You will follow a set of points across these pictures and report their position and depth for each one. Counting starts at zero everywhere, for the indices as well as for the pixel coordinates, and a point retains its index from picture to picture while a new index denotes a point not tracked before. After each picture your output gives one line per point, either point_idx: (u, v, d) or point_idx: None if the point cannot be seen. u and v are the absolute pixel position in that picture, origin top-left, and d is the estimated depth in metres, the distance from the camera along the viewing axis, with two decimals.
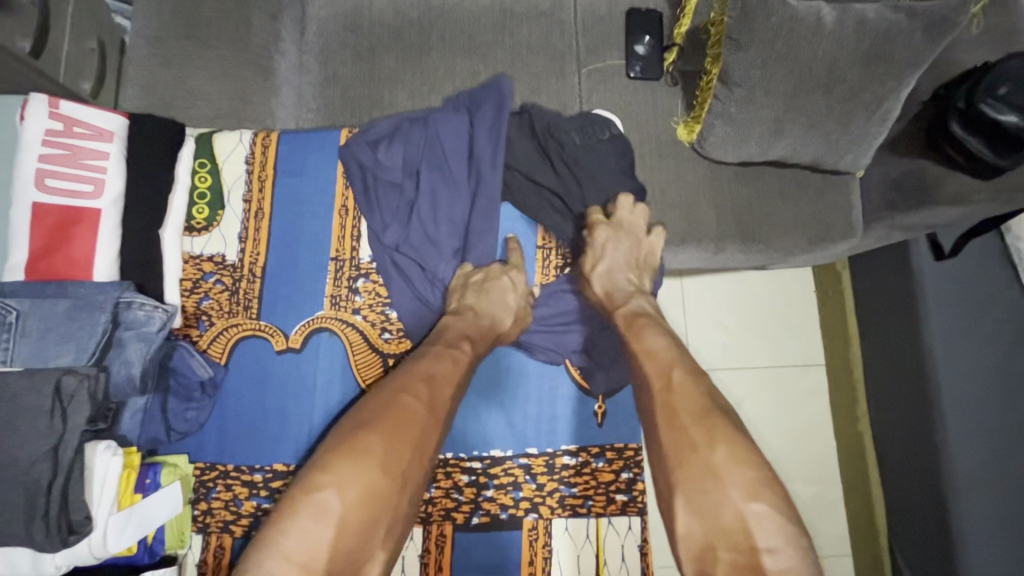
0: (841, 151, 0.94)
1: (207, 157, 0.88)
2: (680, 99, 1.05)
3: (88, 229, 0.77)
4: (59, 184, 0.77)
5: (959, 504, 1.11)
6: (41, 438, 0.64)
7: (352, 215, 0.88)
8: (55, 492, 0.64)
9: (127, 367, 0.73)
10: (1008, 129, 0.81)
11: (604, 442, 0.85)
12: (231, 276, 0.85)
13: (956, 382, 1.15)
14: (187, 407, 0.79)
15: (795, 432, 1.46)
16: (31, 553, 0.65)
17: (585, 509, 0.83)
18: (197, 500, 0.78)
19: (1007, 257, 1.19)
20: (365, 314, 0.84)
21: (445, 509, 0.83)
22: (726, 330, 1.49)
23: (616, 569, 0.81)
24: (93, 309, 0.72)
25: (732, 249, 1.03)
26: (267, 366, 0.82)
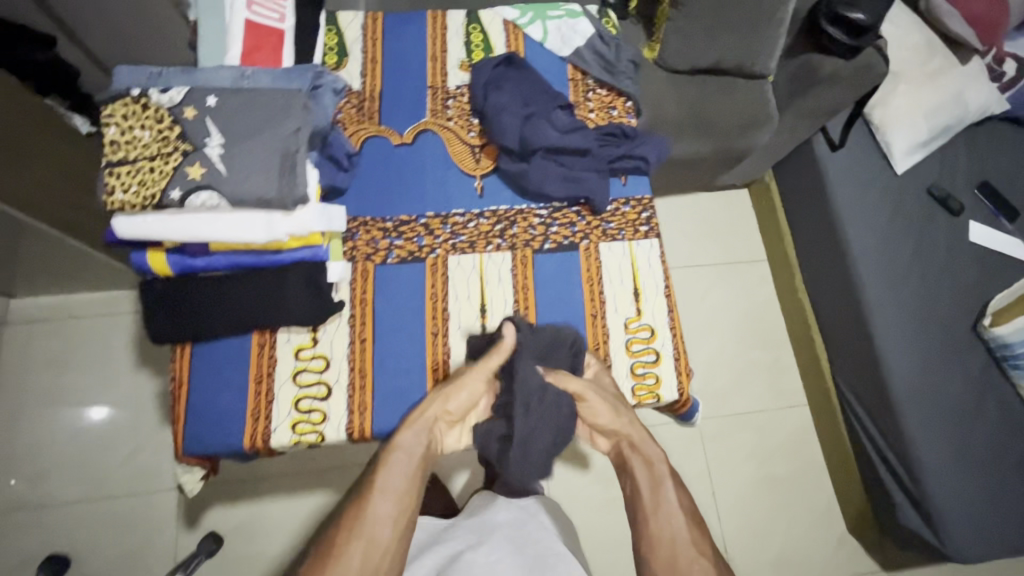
0: (755, 53, 1.37)
1: (334, 24, 1.07)
2: (643, 31, 1.46)
3: (278, 38, 0.92)
4: (259, 5, 0.92)
5: (874, 321, 1.52)
6: (284, 124, 0.77)
7: (438, 55, 1.07)
8: (292, 161, 0.76)
9: (325, 111, 0.85)
10: (858, 23, 1.25)
11: (629, 196, 1.06)
12: (357, 99, 1.04)
13: (859, 236, 1.58)
14: (338, 172, 0.95)
15: (753, 310, 1.82)
16: (265, 219, 0.77)
17: (620, 237, 1.03)
18: (345, 240, 0.98)
19: (879, 149, 1.64)
20: (456, 121, 1.04)
21: (525, 240, 1.01)
22: (689, 237, 1.87)
23: (646, 271, 1.02)
24: (301, 70, 0.85)
25: (690, 135, 1.42)
26: (390, 155, 1.01)
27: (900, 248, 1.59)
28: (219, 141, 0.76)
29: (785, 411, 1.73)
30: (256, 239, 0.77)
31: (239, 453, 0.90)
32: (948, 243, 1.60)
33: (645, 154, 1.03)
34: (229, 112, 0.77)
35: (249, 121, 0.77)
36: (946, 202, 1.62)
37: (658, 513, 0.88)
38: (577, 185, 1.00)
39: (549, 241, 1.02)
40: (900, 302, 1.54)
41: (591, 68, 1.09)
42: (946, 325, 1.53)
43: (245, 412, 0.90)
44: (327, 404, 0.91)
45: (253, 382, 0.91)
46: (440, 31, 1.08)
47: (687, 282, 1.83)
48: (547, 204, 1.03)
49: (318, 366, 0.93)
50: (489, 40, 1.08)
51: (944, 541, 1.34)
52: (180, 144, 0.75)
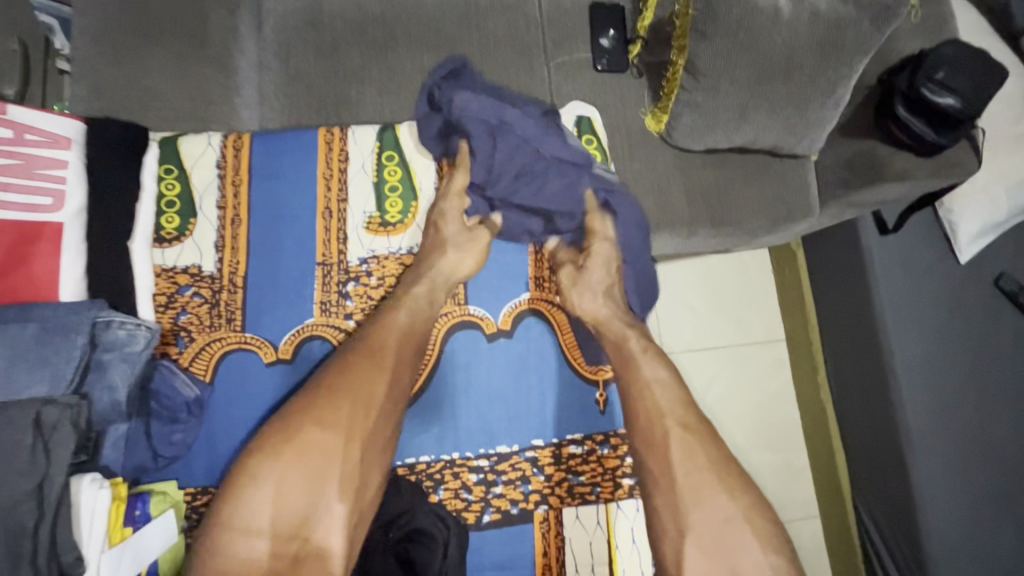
0: (796, 138, 1.01)
1: (173, 164, 0.97)
2: (646, 90, 1.09)
3: (50, 244, 0.83)
4: (13, 196, 0.82)
5: (912, 453, 1.26)
6: (25, 477, 0.68)
7: (336, 218, 0.97)
8: (41, 535, 0.68)
9: (111, 392, 0.80)
10: (947, 110, 0.88)
11: (605, 430, 0.94)
12: (209, 288, 0.93)
13: (906, 343, 1.27)
14: (173, 428, 0.87)
15: (765, 404, 1.55)
16: None
17: (594, 496, 0.92)
18: (191, 527, 0.86)
19: (941, 230, 1.29)
20: (357, 318, 0.94)
21: (456, 509, 0.89)
22: (695, 314, 1.55)
23: (627, 553, 0.91)
24: (67, 333, 0.77)
25: (703, 234, 1.08)
26: (260, 380, 0.91)
27: (953, 359, 1.28)
28: None
29: (792, 524, 1.50)
30: None
31: None
32: (1012, 349, 1.29)
33: (633, 252, 1.01)
34: None
35: None
36: (1018, 298, 1.28)
37: (642, 398, 0.92)
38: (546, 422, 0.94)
39: (491, 511, 0.90)
40: (947, 428, 1.26)
41: (551, 144, 0.99)
42: (1001, 457, 1.25)
43: None
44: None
45: None
46: (337, 166, 0.98)
47: (689, 370, 1.53)
48: (491, 452, 0.92)
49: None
50: (409, 179, 0.99)
51: None
52: None
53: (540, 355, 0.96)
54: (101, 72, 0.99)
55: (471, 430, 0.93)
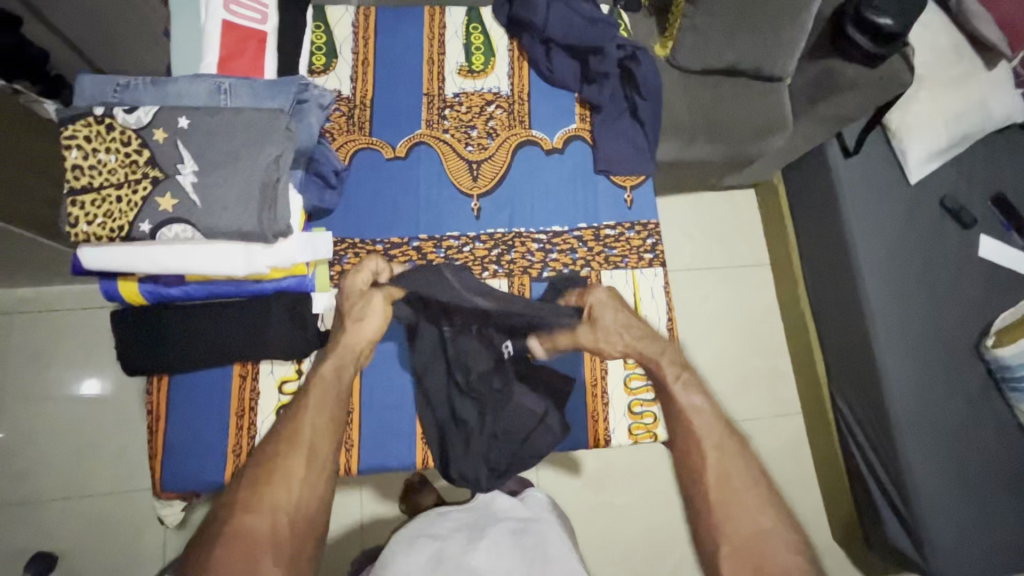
0: (775, 58, 1.29)
1: (322, 21, 1.22)
2: (654, 25, 1.39)
3: (260, 45, 1.01)
4: (237, 8, 1.01)
5: (875, 337, 1.49)
6: (270, 148, 0.84)
7: (437, 63, 1.24)
8: (279, 189, 0.85)
9: (309, 127, 0.96)
10: (884, 28, 1.16)
11: (635, 219, 1.19)
12: (347, 105, 1.20)
13: (868, 246, 1.53)
14: (325, 192, 1.10)
15: (755, 315, 1.80)
16: (247, 251, 0.86)
17: (623, 264, 1.16)
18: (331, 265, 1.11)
19: (894, 158, 1.58)
20: (452, 133, 1.20)
21: (523, 267, 1.15)
22: (693, 238, 1.82)
23: (649, 302, 1.15)
24: (287, 85, 0.93)
25: (701, 142, 1.35)
26: (381, 168, 1.17)
27: (908, 261, 1.54)
28: (192, 169, 0.82)
29: (778, 419, 1.73)
30: (236, 270, 0.86)
31: (216, 486, 1.01)
32: (956, 257, 1.55)
33: (650, 102, 1.21)
34: (204, 131, 0.84)
35: (242, 133, 0.85)
36: (959, 216, 1.56)
37: (684, 420, 0.94)
38: (591, 214, 1.19)
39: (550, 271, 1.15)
40: (904, 315, 1.51)
41: (586, 9, 1.17)
42: (948, 343, 1.50)
43: (226, 449, 1.01)
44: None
45: (236, 416, 1.02)
46: (437, 31, 1.25)
47: (689, 284, 1.79)
48: (548, 229, 1.17)
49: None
50: (490, 44, 1.25)
51: (928, 560, 1.35)
52: (149, 170, 0.82)
53: (585, 167, 1.21)
54: None
55: (534, 213, 1.18)
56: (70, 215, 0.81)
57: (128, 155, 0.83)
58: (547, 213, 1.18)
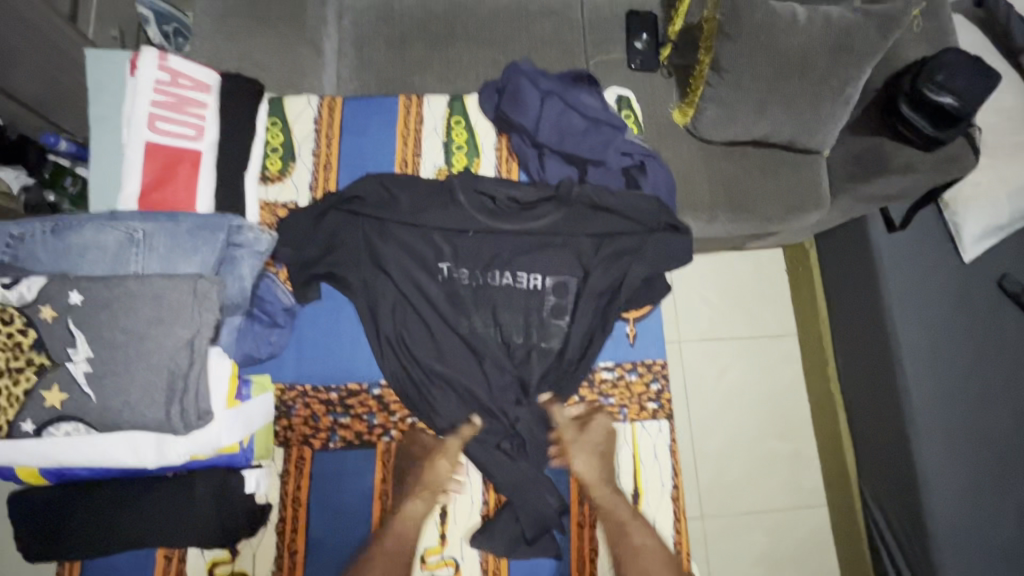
0: (813, 133, 1.12)
1: (279, 117, 1.10)
2: (675, 88, 1.22)
3: (191, 166, 0.97)
4: (166, 126, 0.97)
5: (917, 439, 1.31)
6: (181, 327, 0.78)
7: (411, 166, 1.10)
8: (191, 377, 0.78)
9: (240, 280, 0.91)
10: (945, 109, 1.00)
11: (636, 359, 1.05)
12: None
13: (913, 335, 1.35)
14: (271, 331, 0.99)
15: (775, 397, 1.62)
16: (156, 440, 0.80)
17: (622, 415, 1.03)
18: (279, 416, 0.99)
19: (946, 231, 1.38)
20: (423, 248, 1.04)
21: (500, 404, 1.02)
22: (711, 305, 1.66)
23: (650, 465, 1.02)
24: (214, 228, 0.89)
25: (724, 218, 1.18)
26: (339, 308, 1.05)
27: (959, 351, 1.35)
28: (84, 356, 0.76)
29: (801, 511, 1.55)
30: (146, 463, 0.80)
31: None
32: (1015, 347, 1.36)
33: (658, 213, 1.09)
34: (101, 308, 0.77)
35: (148, 310, 0.77)
36: (1021, 298, 1.36)
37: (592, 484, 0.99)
38: (601, 240, 1.05)
39: (543, 336, 1.04)
40: (951, 414, 1.32)
41: (587, 107, 1.09)
42: (1003, 448, 1.31)
43: None
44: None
45: None
46: (413, 127, 1.11)
47: (703, 357, 1.63)
48: (543, 275, 1.05)
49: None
50: (474, 140, 1.11)
51: None
52: (33, 356, 0.76)
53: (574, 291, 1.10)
54: (215, 51, 1.19)
55: (524, 238, 1.06)
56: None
57: (10, 337, 0.76)
58: (546, 250, 1.05)
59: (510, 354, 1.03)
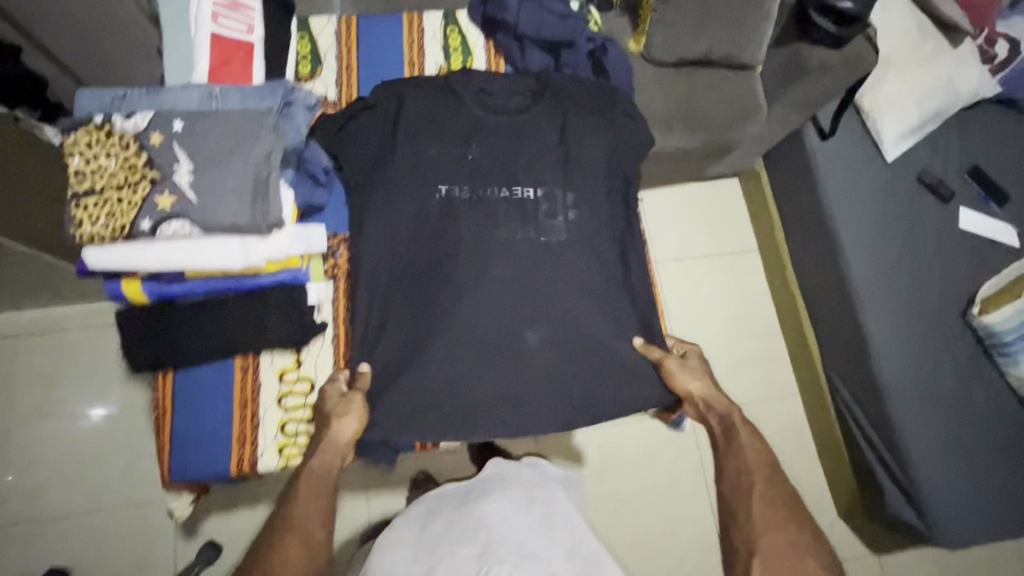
0: (745, 48, 1.35)
1: (306, 31, 1.28)
2: (628, 22, 1.44)
3: (248, 54, 1.11)
4: (225, 22, 1.11)
5: (864, 312, 1.50)
6: (262, 140, 0.84)
7: (417, 63, 1.30)
8: (271, 179, 0.83)
9: (297, 126, 1.02)
10: (845, 12, 1.22)
11: None
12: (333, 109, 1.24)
13: (849, 223, 1.55)
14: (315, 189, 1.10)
15: (742, 303, 1.83)
16: (241, 245, 0.85)
17: None
18: (326, 257, 1.11)
19: (869, 137, 1.62)
20: None
21: None
22: (679, 228, 1.86)
23: None
24: (274, 88, 1.01)
25: (679, 126, 1.40)
26: None
27: (892, 235, 1.56)
28: (187, 168, 0.82)
29: (775, 399, 1.75)
30: (235, 265, 0.85)
31: (226, 477, 1.02)
32: (938, 228, 1.58)
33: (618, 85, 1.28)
34: (200, 128, 0.83)
35: (232, 127, 0.84)
36: (936, 189, 1.60)
37: (741, 454, 0.99)
38: (575, 155, 1.16)
39: (542, 238, 1.11)
40: (891, 286, 1.52)
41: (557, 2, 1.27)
42: (936, 312, 1.51)
43: (231, 439, 1.02)
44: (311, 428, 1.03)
45: (237, 408, 1.03)
46: (416, 35, 1.31)
47: (678, 274, 1.83)
48: (536, 187, 1.14)
49: (302, 389, 1.05)
50: (467, 44, 1.32)
51: (932, 529, 1.36)
52: (147, 170, 0.81)
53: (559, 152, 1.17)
54: None
55: (510, 130, 1.16)
56: (74, 216, 0.80)
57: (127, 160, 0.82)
58: (525, 140, 1.16)
59: (509, 259, 1.09)
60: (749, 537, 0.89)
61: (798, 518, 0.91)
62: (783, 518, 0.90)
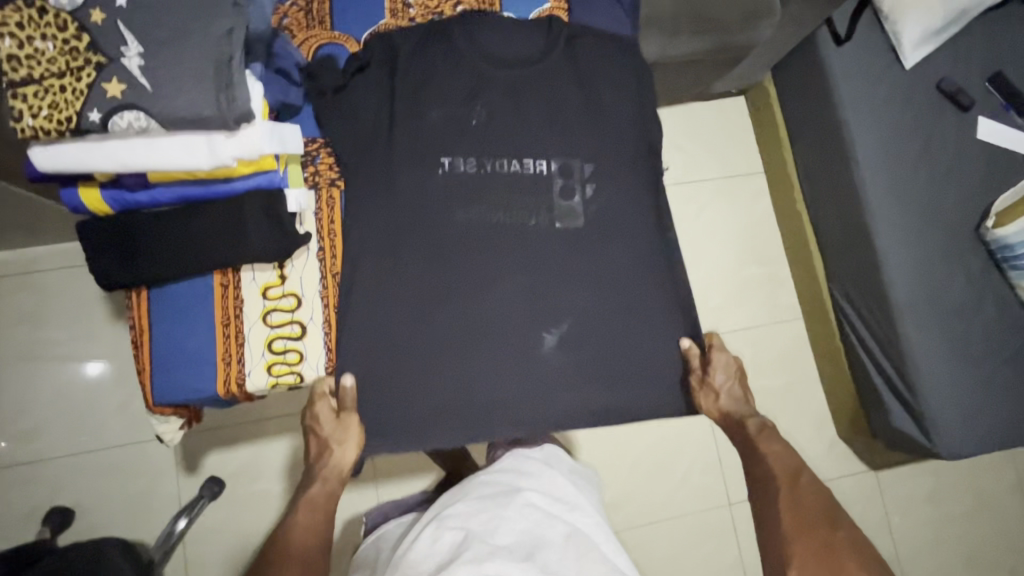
0: None
1: None
2: None
3: None
4: None
5: (875, 228, 1.44)
6: (220, 18, 0.74)
7: None
8: (234, 64, 0.73)
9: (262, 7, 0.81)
10: None
11: None
12: (303, 0, 1.07)
13: (864, 134, 1.47)
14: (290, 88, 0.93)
15: (748, 228, 1.77)
16: (206, 142, 0.76)
17: None
18: (305, 164, 0.97)
19: (887, 43, 1.51)
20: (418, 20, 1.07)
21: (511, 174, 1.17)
22: (683, 150, 1.77)
23: None
24: None
25: (685, 28, 1.28)
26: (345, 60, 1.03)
27: (907, 147, 1.48)
28: (137, 50, 0.72)
29: (779, 324, 1.73)
30: (202, 165, 0.77)
31: (213, 396, 0.93)
32: (956, 140, 1.50)
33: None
34: (150, 5, 0.73)
35: (185, 5, 0.74)
36: (956, 98, 1.50)
37: (765, 461, 0.93)
38: (589, 96, 1.06)
39: (558, 219, 1.02)
40: (904, 201, 1.46)
41: None
42: (950, 228, 1.46)
43: (215, 356, 0.93)
44: (302, 343, 0.95)
45: (220, 326, 0.93)
46: None
47: (682, 199, 1.76)
48: (550, 159, 1.03)
49: (289, 304, 0.95)
50: None
51: (934, 441, 1.35)
52: (92, 55, 0.72)
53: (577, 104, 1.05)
54: None
55: (523, 85, 1.04)
56: (12, 107, 0.70)
57: (67, 42, 0.72)
58: (544, 99, 1.04)
59: (527, 244, 1.00)
60: (779, 545, 0.81)
61: (832, 513, 0.82)
62: (814, 518, 0.82)
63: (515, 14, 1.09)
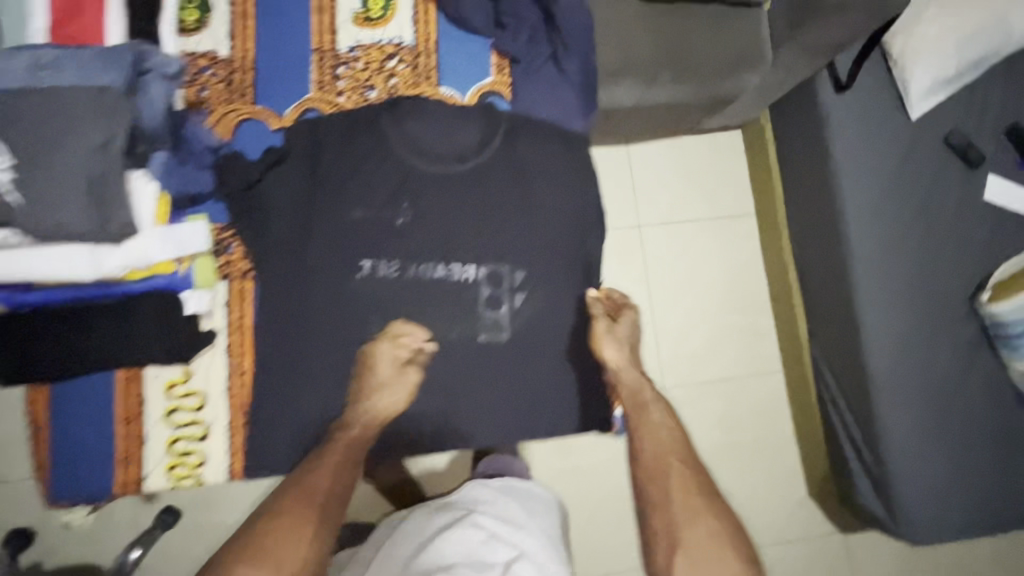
0: None
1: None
2: None
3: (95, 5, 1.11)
4: None
5: (860, 294, 1.35)
6: (94, 132, 0.98)
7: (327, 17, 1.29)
8: (107, 176, 0.99)
9: (153, 105, 1.07)
10: None
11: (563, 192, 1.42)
12: (224, 70, 1.25)
13: (858, 191, 1.37)
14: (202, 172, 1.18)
15: (731, 274, 1.68)
16: (92, 251, 1.03)
17: None
18: (219, 253, 1.20)
19: (895, 90, 1.39)
20: (348, 95, 1.26)
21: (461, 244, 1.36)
22: (669, 188, 1.68)
23: None
24: (120, 53, 1.03)
25: (664, 78, 1.19)
26: (266, 139, 1.24)
27: (904, 207, 1.38)
28: (7, 163, 0.94)
29: (755, 376, 1.66)
30: (84, 271, 1.03)
31: (109, 491, 1.20)
32: (960, 201, 1.39)
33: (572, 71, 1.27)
34: (33, 119, 0.96)
35: (64, 119, 0.97)
36: (965, 154, 1.38)
37: (649, 425, 1.13)
38: (528, 201, 1.26)
39: (484, 332, 1.24)
40: (895, 266, 1.36)
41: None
42: (942, 297, 1.36)
43: (114, 457, 1.20)
44: (203, 442, 1.22)
45: (121, 425, 1.19)
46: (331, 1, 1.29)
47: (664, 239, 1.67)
48: (479, 267, 1.25)
49: (192, 404, 1.22)
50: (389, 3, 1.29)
51: (902, 523, 1.30)
52: None
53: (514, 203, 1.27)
54: None
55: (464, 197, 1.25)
56: None
57: None
58: (485, 216, 1.26)
59: (456, 354, 1.23)
60: (670, 532, 0.97)
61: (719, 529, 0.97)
62: (699, 508, 0.99)
63: (451, 87, 1.28)
